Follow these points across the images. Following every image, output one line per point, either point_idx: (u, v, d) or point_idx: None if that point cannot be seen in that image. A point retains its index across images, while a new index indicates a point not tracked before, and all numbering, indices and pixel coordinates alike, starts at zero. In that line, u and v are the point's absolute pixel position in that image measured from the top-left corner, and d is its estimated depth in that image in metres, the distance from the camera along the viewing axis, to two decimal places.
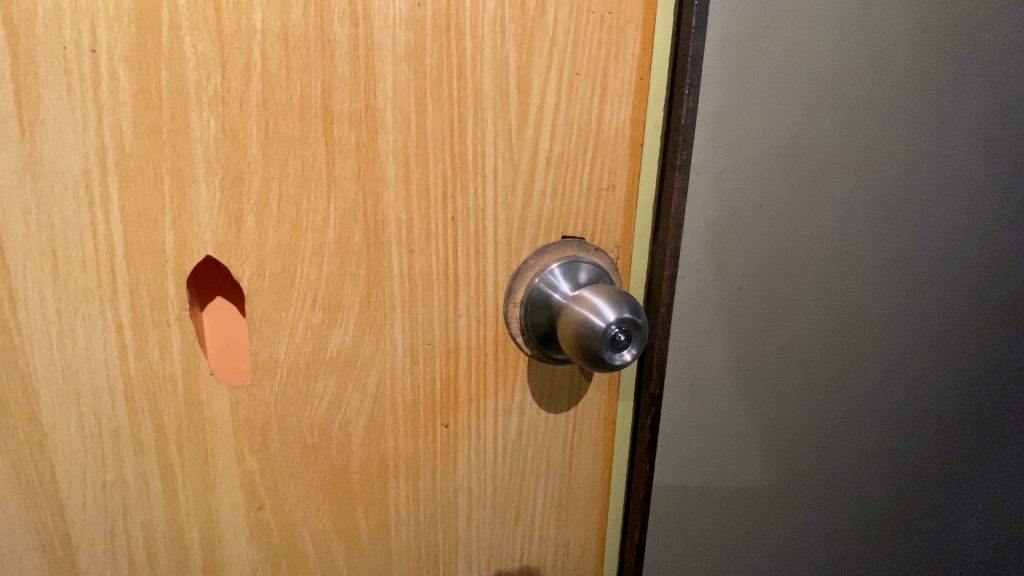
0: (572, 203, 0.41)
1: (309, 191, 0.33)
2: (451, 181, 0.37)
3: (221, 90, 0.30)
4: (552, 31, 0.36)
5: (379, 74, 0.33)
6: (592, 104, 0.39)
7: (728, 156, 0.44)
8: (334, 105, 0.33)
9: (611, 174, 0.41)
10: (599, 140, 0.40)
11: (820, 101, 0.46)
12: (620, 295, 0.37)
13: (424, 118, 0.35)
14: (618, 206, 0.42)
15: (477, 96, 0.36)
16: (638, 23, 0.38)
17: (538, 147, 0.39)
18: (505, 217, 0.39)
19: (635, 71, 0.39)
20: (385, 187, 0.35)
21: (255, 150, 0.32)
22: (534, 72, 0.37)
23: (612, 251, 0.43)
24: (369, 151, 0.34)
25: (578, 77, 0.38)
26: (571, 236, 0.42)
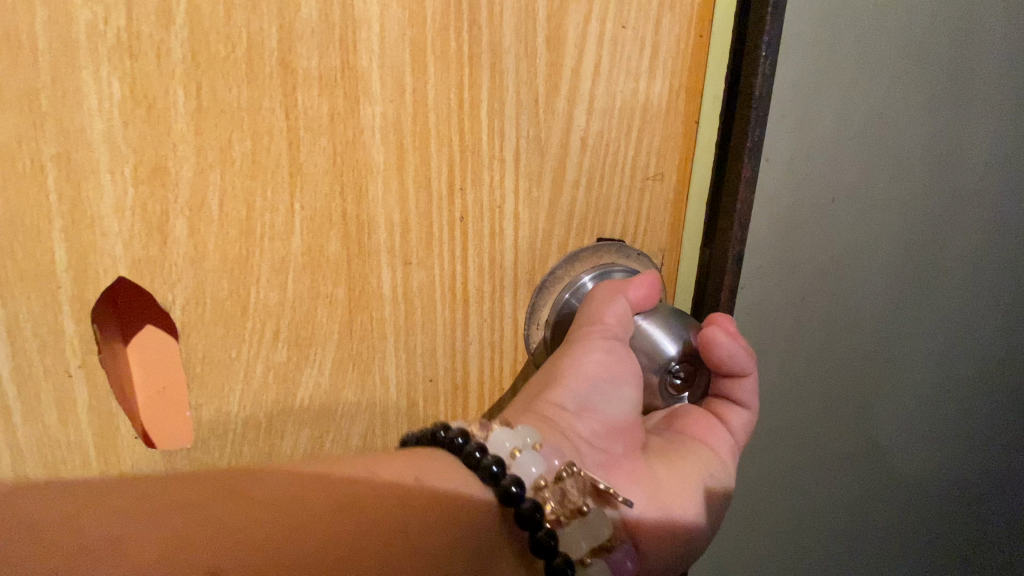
0: (611, 196, 0.32)
1: (264, 183, 0.24)
2: (458, 169, 0.27)
3: (127, 36, 0.21)
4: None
5: (360, 17, 0.24)
6: (642, 68, 0.30)
7: (805, 135, 0.34)
8: (296, 61, 0.23)
9: (660, 160, 0.32)
10: (647, 116, 0.31)
11: (916, 64, 0.35)
12: (682, 327, 0.31)
13: (423, 85, 0.25)
14: (667, 200, 0.33)
15: (495, 53, 0.26)
16: None
17: (571, 125, 0.29)
18: (528, 216, 0.30)
19: (695, 25, 0.30)
20: (370, 176, 0.26)
21: (183, 125, 0.22)
22: (569, 24, 0.28)
23: (656, 257, 0.35)
24: (348, 127, 0.25)
25: (626, 30, 0.29)
26: (610, 237, 0.32)
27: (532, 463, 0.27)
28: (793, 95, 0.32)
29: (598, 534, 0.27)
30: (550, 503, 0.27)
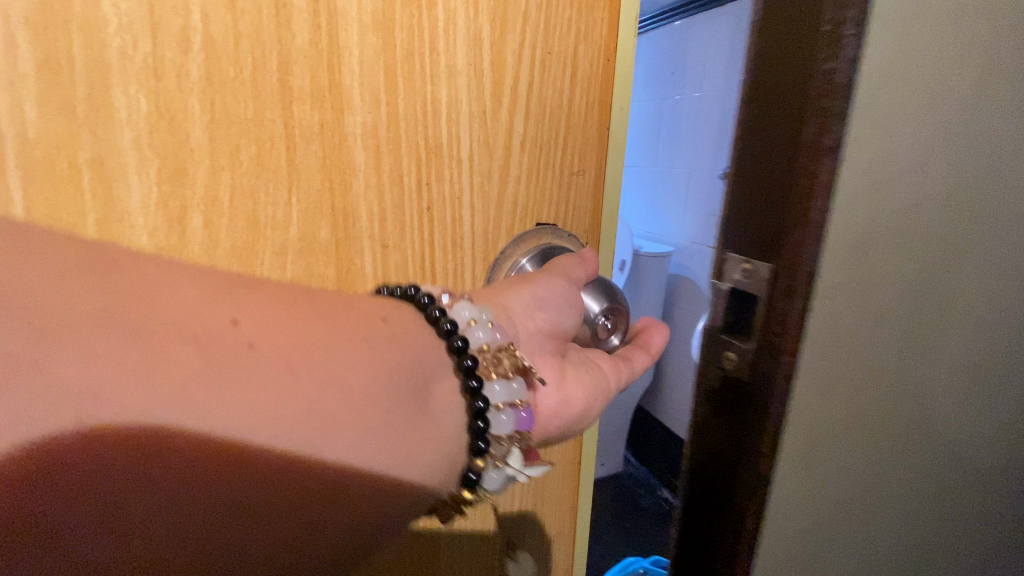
0: (546, 188, 0.38)
1: (266, 181, 0.29)
2: (424, 168, 0.33)
3: (153, 61, 0.25)
4: (525, 5, 0.34)
5: (343, 46, 0.29)
6: (565, 85, 0.37)
7: (897, 140, 0.24)
8: (293, 81, 0.28)
9: (582, 159, 0.39)
10: (571, 123, 0.38)
11: (1000, 43, 0.26)
12: (598, 286, 0.38)
13: (395, 99, 0.31)
14: (589, 190, 0.40)
15: (451, 74, 0.33)
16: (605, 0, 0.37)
17: (512, 131, 0.36)
18: (482, 205, 0.36)
19: (603, 52, 0.38)
20: (354, 175, 0.31)
21: (199, 134, 0.27)
22: (508, 50, 0.34)
23: (580, 237, 0.41)
24: (335, 135, 0.30)
25: (551, 55, 0.36)
26: (546, 222, 0.39)
27: (481, 331, 0.29)
28: (915, 56, 0.22)
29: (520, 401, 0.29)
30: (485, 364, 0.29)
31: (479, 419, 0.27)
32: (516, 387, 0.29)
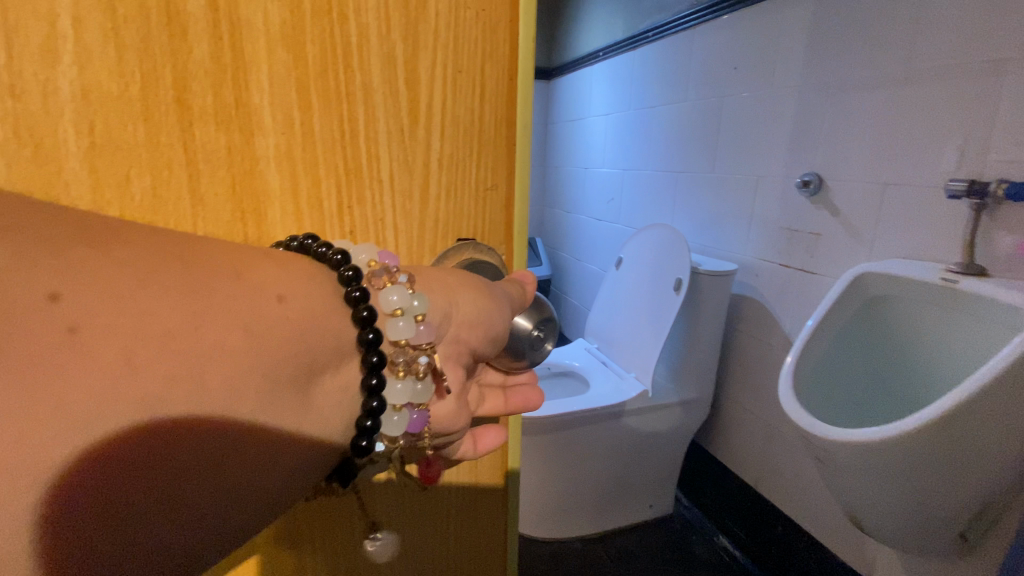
0: (462, 203, 0.37)
1: (161, 213, 0.29)
2: (344, 191, 0.33)
3: (6, 77, 0.24)
4: (434, 22, 0.33)
5: (249, 61, 0.28)
6: (474, 103, 0.36)
7: None
8: (190, 99, 0.28)
9: (494, 173, 0.38)
10: (482, 141, 0.37)
11: None
12: (528, 302, 0.40)
13: (310, 118, 0.31)
14: (501, 206, 0.39)
15: (366, 92, 0.32)
16: (507, 24, 0.35)
17: (429, 149, 0.35)
18: (405, 225, 0.36)
19: (506, 72, 0.36)
20: (268, 200, 0.31)
21: (78, 162, 0.27)
22: (421, 68, 0.33)
23: (499, 251, 0.40)
24: (243, 157, 0.30)
25: (461, 74, 0.35)
26: (466, 238, 0.39)
27: (403, 323, 0.31)
28: None
29: (420, 398, 0.32)
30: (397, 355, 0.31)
31: (369, 417, 0.30)
32: (419, 388, 0.32)
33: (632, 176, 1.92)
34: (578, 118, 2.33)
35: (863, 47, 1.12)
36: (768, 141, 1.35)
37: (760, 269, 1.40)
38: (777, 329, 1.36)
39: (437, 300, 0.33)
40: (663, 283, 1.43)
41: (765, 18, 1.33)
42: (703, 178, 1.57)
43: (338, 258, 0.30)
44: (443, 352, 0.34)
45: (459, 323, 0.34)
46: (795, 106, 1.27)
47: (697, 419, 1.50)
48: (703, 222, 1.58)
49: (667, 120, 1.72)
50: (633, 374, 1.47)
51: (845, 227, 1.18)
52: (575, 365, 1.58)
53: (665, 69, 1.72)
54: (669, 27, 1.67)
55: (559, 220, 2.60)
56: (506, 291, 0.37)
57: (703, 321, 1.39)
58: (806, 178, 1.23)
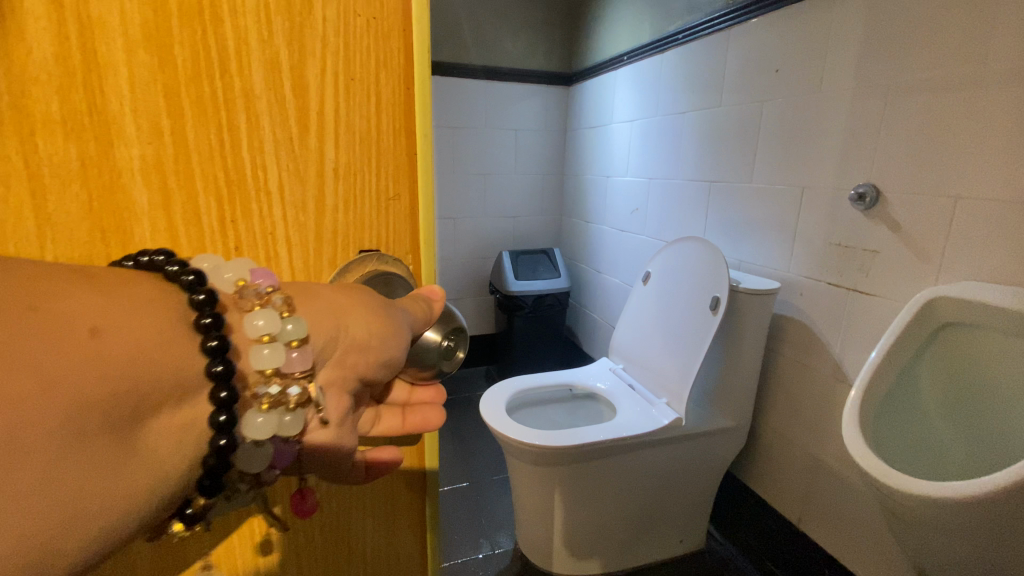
0: (366, 214, 0.43)
1: (15, 216, 0.34)
2: (226, 203, 0.38)
3: None
4: (321, 28, 0.37)
5: (107, 63, 0.33)
6: (371, 113, 0.40)
7: None
8: (38, 105, 0.32)
9: (396, 183, 0.43)
10: (381, 152, 0.41)
11: None
12: (438, 317, 0.46)
13: (180, 127, 0.36)
14: (404, 216, 0.44)
15: (247, 97, 0.37)
16: (399, 32, 0.40)
17: (323, 158, 0.40)
18: (298, 238, 0.41)
19: (400, 83, 0.41)
20: (135, 214, 0.36)
21: None
22: (309, 74, 0.38)
23: (406, 261, 0.46)
24: (104, 165, 0.35)
25: (354, 81, 0.39)
26: (371, 249, 0.44)
27: (270, 350, 0.35)
28: None
29: (286, 429, 0.36)
30: (265, 387, 0.35)
31: (216, 456, 0.31)
32: (287, 420, 0.35)
33: (659, 187, 1.83)
34: (600, 124, 2.25)
35: (923, 38, 1.00)
36: (814, 148, 1.23)
37: (804, 287, 1.27)
38: (823, 353, 1.24)
39: (321, 328, 0.38)
40: (698, 302, 1.33)
41: (810, 15, 1.22)
42: (739, 189, 1.46)
43: (195, 287, 0.32)
44: (323, 378, 0.39)
45: (346, 346, 0.39)
46: (846, 109, 1.15)
47: (733, 447, 1.40)
48: (733, 237, 1.49)
49: (697, 127, 1.63)
50: (664, 401, 1.36)
51: (906, 242, 1.05)
52: (601, 387, 1.49)
53: (694, 73, 1.63)
54: (699, 29, 1.59)
55: (579, 229, 2.50)
56: (406, 315, 0.43)
57: (743, 342, 1.29)
58: (859, 190, 1.11)
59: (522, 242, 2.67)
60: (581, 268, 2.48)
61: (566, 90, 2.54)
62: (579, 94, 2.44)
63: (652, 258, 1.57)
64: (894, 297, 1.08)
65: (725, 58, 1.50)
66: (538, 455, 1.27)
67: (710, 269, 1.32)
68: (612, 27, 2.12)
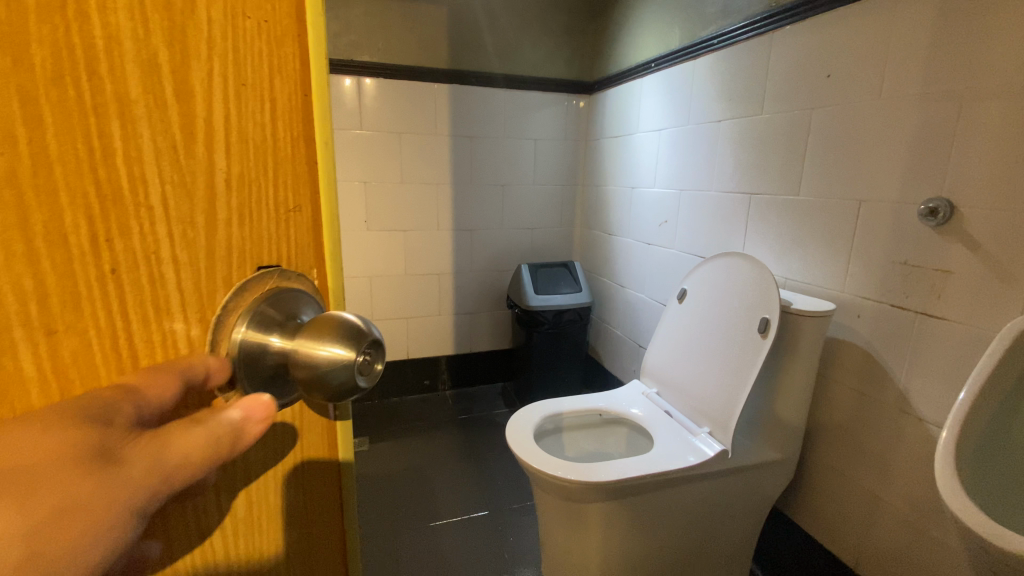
0: (264, 230, 0.30)
1: None
2: (99, 220, 0.24)
3: None
4: (206, 26, 0.26)
5: None
6: (267, 116, 0.29)
7: None
8: None
9: (297, 192, 0.31)
10: (280, 161, 0.30)
11: None
12: (346, 329, 0.27)
13: (39, 135, 0.22)
14: (309, 231, 0.33)
15: (123, 103, 0.24)
16: (293, 39, 0.29)
17: (213, 167, 0.27)
18: (187, 260, 0.27)
19: (298, 85, 0.30)
20: None
21: None
22: (194, 77, 0.26)
23: (312, 275, 0.33)
24: None
25: (247, 88, 0.28)
26: (269, 264, 0.31)
27: None
28: None
29: None
30: None
31: None
32: None
33: (690, 200, 1.75)
34: (624, 134, 2.17)
35: (1003, 40, 0.91)
36: (874, 159, 1.14)
37: (862, 308, 1.17)
38: (886, 381, 1.14)
39: None
40: (744, 324, 1.23)
41: (868, 18, 1.13)
42: (784, 203, 1.37)
43: None
44: None
45: None
46: (913, 117, 1.06)
47: (781, 482, 1.28)
48: (776, 252, 1.40)
49: (734, 138, 1.54)
50: (707, 431, 1.26)
51: (984, 263, 0.95)
52: (636, 414, 1.39)
53: (731, 82, 1.54)
54: (737, 34, 1.50)
55: (601, 242, 2.42)
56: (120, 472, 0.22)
57: (795, 368, 1.18)
58: (930, 204, 1.01)
59: (541, 254, 2.58)
60: (604, 282, 2.39)
61: (587, 99, 2.46)
62: (601, 103, 2.36)
63: (687, 274, 1.47)
64: (974, 323, 0.97)
65: (766, 65, 1.41)
66: (570, 492, 1.18)
67: (757, 289, 1.22)
68: (638, 34, 2.04)
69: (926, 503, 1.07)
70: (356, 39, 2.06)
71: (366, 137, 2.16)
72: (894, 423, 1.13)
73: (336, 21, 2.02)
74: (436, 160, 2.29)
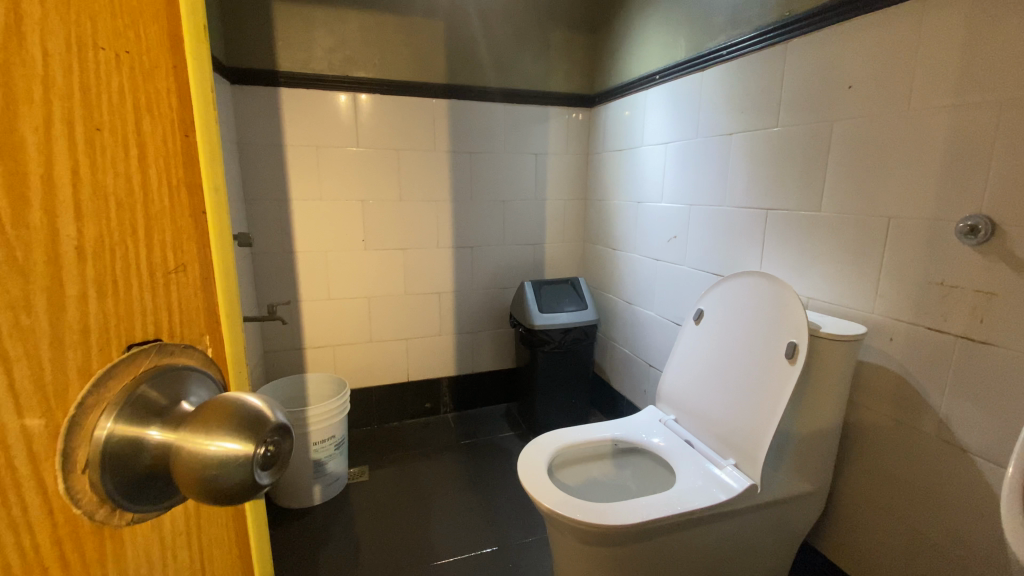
0: (133, 297, 0.27)
1: None
2: None
3: None
4: (46, 69, 0.22)
5: None
6: (134, 164, 0.26)
7: None
8: None
9: (178, 250, 0.29)
10: (153, 215, 0.27)
11: None
12: (241, 418, 0.25)
13: None
14: (197, 291, 0.31)
15: None
16: (169, 69, 0.28)
17: (61, 232, 0.23)
18: (26, 348, 0.22)
19: (177, 125, 0.29)
20: None
21: None
22: (28, 128, 0.21)
23: (202, 342, 0.31)
24: None
25: (103, 133, 0.25)
26: (143, 339, 0.28)
27: None
28: None
29: None
30: None
31: None
32: None
33: (701, 215, 1.69)
34: (628, 147, 2.12)
35: None
36: (905, 173, 1.08)
37: (894, 331, 1.11)
38: (922, 408, 1.07)
39: None
40: (773, 347, 1.15)
41: (894, 26, 1.08)
42: (806, 219, 1.30)
43: None
44: None
45: None
46: (946, 129, 1.00)
47: (812, 516, 1.21)
48: (796, 270, 1.34)
49: (749, 150, 1.48)
50: (733, 463, 1.19)
51: None
52: (657, 444, 1.32)
53: (741, 94, 1.50)
54: (747, 44, 1.45)
55: (606, 258, 2.35)
56: None
57: (824, 396, 1.11)
58: (969, 221, 0.95)
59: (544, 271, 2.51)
60: (610, 299, 2.32)
61: (587, 113, 2.42)
62: (603, 116, 2.31)
63: (703, 294, 1.41)
64: (1021, 347, 0.91)
65: (781, 76, 1.36)
66: (584, 533, 1.10)
67: (786, 316, 1.14)
68: (639, 47, 2.00)
69: (977, 540, 0.99)
70: (351, 54, 2.00)
71: (363, 154, 2.10)
72: (934, 452, 1.06)
73: (330, 36, 1.97)
74: (435, 177, 2.22)
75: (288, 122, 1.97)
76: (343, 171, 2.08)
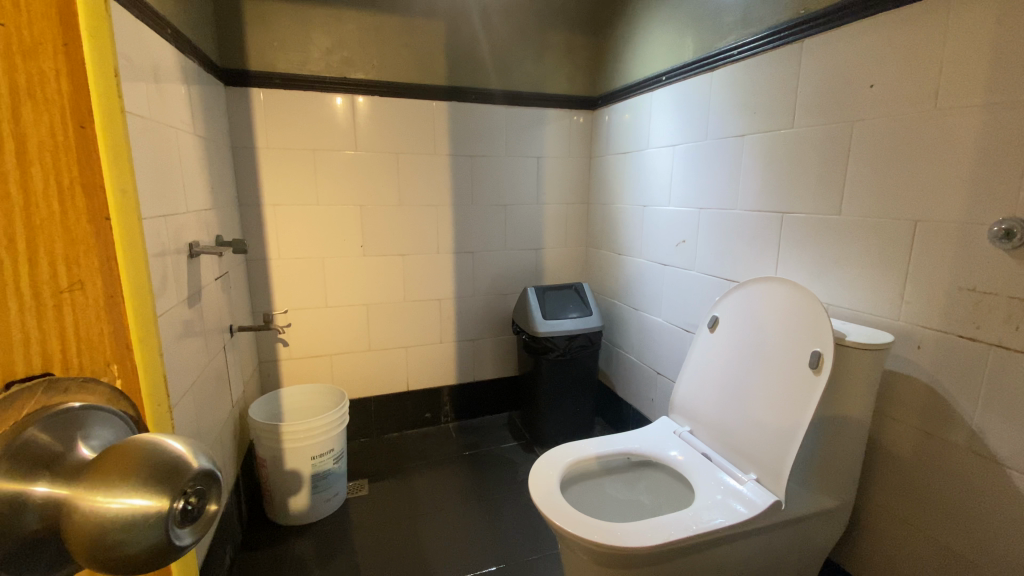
0: (10, 319, 0.25)
1: None
2: None
3: None
4: None
5: None
6: (10, 160, 0.24)
7: None
8: None
9: (72, 268, 0.26)
10: (37, 222, 0.25)
11: None
12: (151, 468, 0.23)
13: None
14: (100, 314, 0.28)
15: None
16: (61, 47, 0.25)
17: None
18: None
19: (69, 111, 0.26)
20: None
21: None
22: None
23: (107, 374, 0.29)
24: None
25: None
26: (29, 374, 0.26)
27: None
28: None
29: None
30: None
31: None
32: None
33: (711, 219, 1.64)
34: (633, 150, 2.07)
35: None
36: (934, 174, 1.03)
37: (924, 338, 1.06)
38: (953, 419, 1.03)
39: None
40: (796, 360, 1.11)
41: (919, 23, 1.04)
42: (824, 223, 1.26)
43: None
44: None
45: None
46: (977, 128, 0.96)
47: (837, 533, 1.16)
48: (815, 274, 1.29)
49: (761, 153, 1.44)
50: (754, 477, 1.14)
51: None
52: (676, 458, 1.28)
53: (754, 95, 1.45)
54: (761, 44, 1.40)
55: (609, 264, 2.30)
56: None
57: (850, 408, 1.06)
58: (1003, 226, 0.91)
59: (547, 277, 2.46)
60: (615, 305, 2.27)
61: (588, 115, 2.38)
62: (607, 119, 2.27)
63: (717, 301, 1.36)
64: None
65: (795, 78, 1.32)
66: (601, 555, 1.04)
67: (809, 325, 1.10)
68: (643, 49, 1.97)
69: (1014, 558, 0.94)
70: (348, 55, 1.95)
71: (361, 157, 2.04)
72: (965, 466, 1.01)
73: (326, 37, 1.91)
74: (435, 181, 2.17)
75: (284, 125, 1.92)
76: (341, 175, 2.02)
